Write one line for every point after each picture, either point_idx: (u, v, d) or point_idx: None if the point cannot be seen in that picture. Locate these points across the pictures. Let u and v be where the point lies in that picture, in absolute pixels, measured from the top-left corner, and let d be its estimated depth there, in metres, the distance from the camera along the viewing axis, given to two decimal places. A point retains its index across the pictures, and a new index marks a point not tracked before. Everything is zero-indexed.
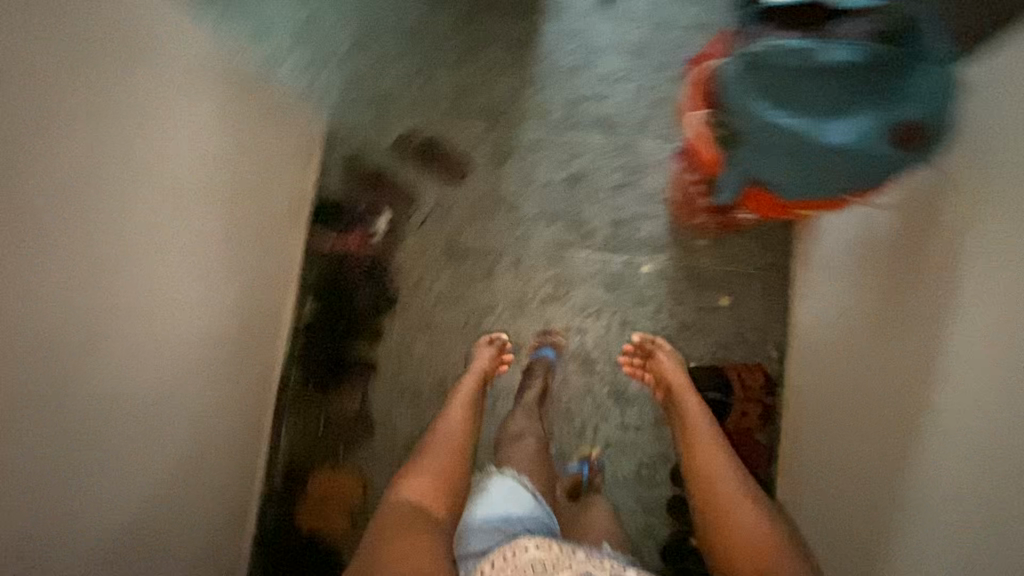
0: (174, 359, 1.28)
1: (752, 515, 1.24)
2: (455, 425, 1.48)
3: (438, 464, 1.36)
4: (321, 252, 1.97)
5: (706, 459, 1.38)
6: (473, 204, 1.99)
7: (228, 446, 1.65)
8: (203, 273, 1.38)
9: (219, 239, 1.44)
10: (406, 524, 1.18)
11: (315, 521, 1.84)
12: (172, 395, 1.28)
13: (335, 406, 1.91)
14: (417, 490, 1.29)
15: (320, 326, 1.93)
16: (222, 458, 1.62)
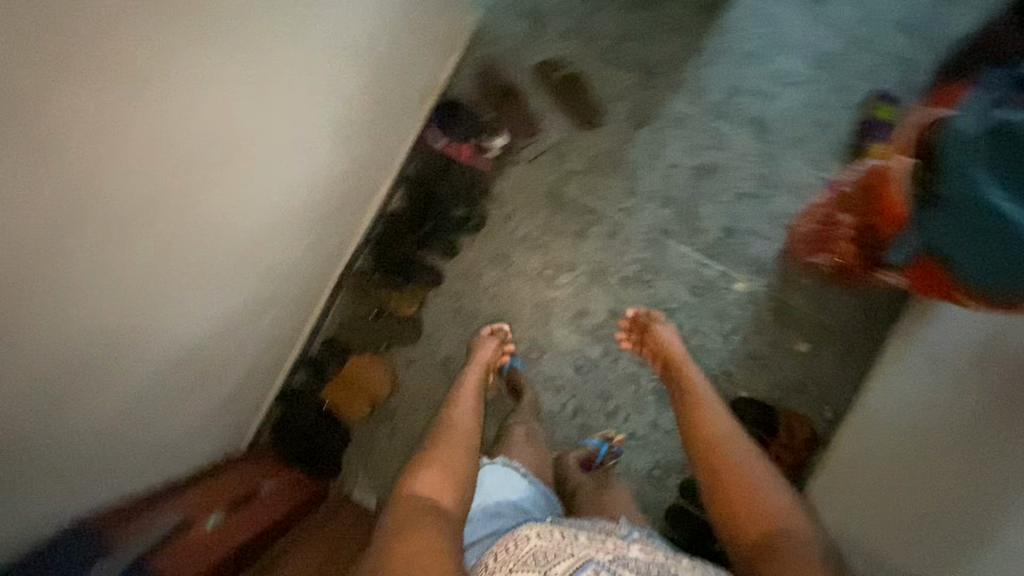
0: (238, 227, 1.27)
1: (759, 486, 1.19)
2: (459, 418, 1.39)
3: (451, 455, 1.25)
4: (430, 149, 1.91)
5: (710, 427, 1.32)
6: (592, 158, 1.89)
7: (285, 304, 1.67)
8: (290, 157, 1.34)
9: (318, 125, 1.39)
10: (422, 519, 1.08)
11: (340, 399, 1.90)
12: (223, 264, 1.29)
13: (391, 302, 1.92)
14: (431, 481, 1.18)
15: (403, 221, 1.89)
16: (276, 314, 1.64)
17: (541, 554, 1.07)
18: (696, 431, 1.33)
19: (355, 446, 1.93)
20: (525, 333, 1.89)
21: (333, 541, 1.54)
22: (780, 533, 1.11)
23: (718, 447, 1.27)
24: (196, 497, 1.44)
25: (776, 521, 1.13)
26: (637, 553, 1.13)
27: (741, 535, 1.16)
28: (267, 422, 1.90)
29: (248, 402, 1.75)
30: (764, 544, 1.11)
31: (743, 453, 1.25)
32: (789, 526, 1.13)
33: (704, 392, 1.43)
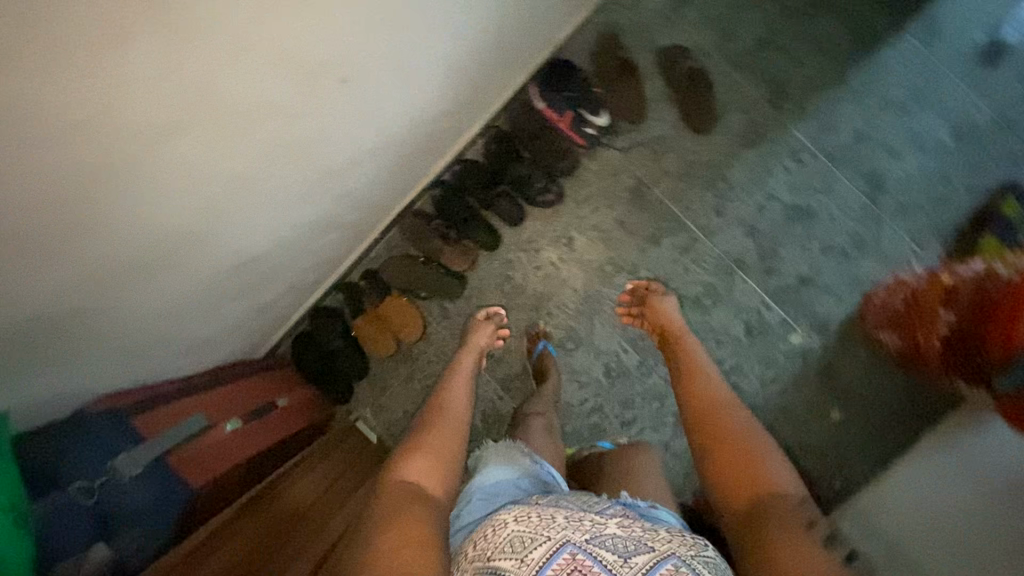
0: (333, 152, 1.21)
1: (753, 448, 0.97)
2: (451, 401, 1.21)
3: (443, 437, 1.07)
4: (528, 107, 1.78)
5: (697, 389, 1.13)
6: (689, 164, 1.76)
7: (345, 226, 1.60)
8: (401, 95, 1.26)
9: (438, 69, 1.31)
10: (406, 508, 0.91)
11: (366, 331, 1.87)
12: (307, 181, 1.23)
13: (442, 251, 1.85)
14: (420, 466, 1.00)
15: (479, 175, 1.79)
16: (335, 233, 1.59)
17: (515, 540, 0.83)
18: (685, 393, 1.14)
19: (368, 380, 1.92)
20: (566, 320, 1.83)
21: (342, 469, 1.56)
22: (777, 501, 0.89)
23: (710, 409, 1.06)
24: (215, 401, 1.43)
25: (773, 488, 0.91)
26: (621, 530, 0.87)
27: (734, 503, 0.93)
28: (293, 333, 1.92)
29: (279, 312, 1.73)
30: (760, 514, 0.88)
31: (733, 415, 1.04)
32: (792, 496, 0.90)
33: (695, 357, 1.25)
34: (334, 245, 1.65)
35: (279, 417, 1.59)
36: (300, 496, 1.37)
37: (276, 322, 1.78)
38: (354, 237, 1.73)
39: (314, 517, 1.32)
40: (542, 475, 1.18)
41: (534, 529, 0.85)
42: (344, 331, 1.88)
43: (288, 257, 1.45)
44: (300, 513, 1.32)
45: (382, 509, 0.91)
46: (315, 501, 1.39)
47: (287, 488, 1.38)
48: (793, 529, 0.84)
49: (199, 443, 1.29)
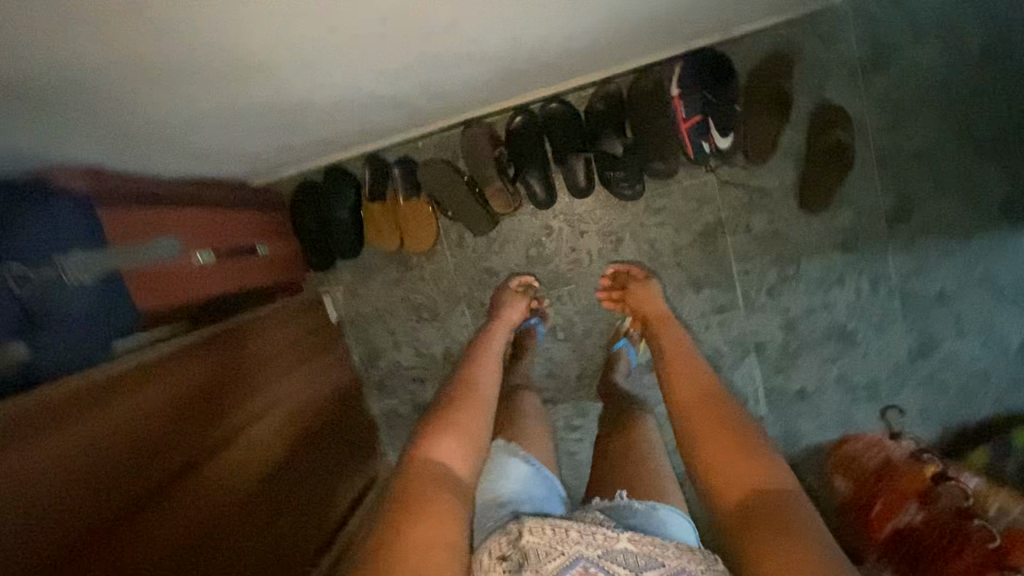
0: (440, 43, 1.01)
1: (740, 443, 0.94)
2: (483, 380, 1.13)
3: (473, 422, 1.02)
4: (660, 85, 1.51)
5: (685, 381, 1.11)
6: (774, 233, 1.61)
7: (410, 110, 1.39)
8: (543, 22, 1.06)
9: (599, 14, 1.10)
10: (433, 498, 0.84)
11: (373, 217, 1.71)
12: (399, 62, 1.04)
13: (489, 181, 1.62)
14: (448, 449, 0.94)
15: (569, 128, 1.56)
16: (395, 112, 1.38)
17: (528, 551, 0.80)
18: (675, 385, 1.12)
19: (353, 263, 1.81)
20: (570, 312, 1.73)
21: (279, 347, 1.50)
22: (769, 496, 0.85)
23: (701, 404, 1.03)
24: (189, 224, 1.29)
25: (762, 484, 0.87)
26: (634, 541, 0.82)
27: (726, 499, 0.89)
28: (304, 180, 1.75)
29: (298, 155, 1.55)
30: (749, 510, 0.84)
31: (715, 411, 1.01)
32: (784, 493, 0.86)
33: (684, 345, 1.23)
34: (386, 122, 1.45)
35: (248, 264, 1.48)
36: (234, 360, 1.31)
37: (290, 162, 1.61)
38: (410, 123, 1.52)
39: (235, 389, 1.29)
40: (535, 475, 1.08)
41: (548, 543, 0.80)
42: (349, 204, 1.69)
43: (331, 115, 1.25)
44: (226, 379, 1.27)
45: (410, 492, 0.85)
46: (244, 371, 1.33)
47: (229, 346, 1.31)
48: (793, 528, 0.79)
49: (161, 264, 1.18)
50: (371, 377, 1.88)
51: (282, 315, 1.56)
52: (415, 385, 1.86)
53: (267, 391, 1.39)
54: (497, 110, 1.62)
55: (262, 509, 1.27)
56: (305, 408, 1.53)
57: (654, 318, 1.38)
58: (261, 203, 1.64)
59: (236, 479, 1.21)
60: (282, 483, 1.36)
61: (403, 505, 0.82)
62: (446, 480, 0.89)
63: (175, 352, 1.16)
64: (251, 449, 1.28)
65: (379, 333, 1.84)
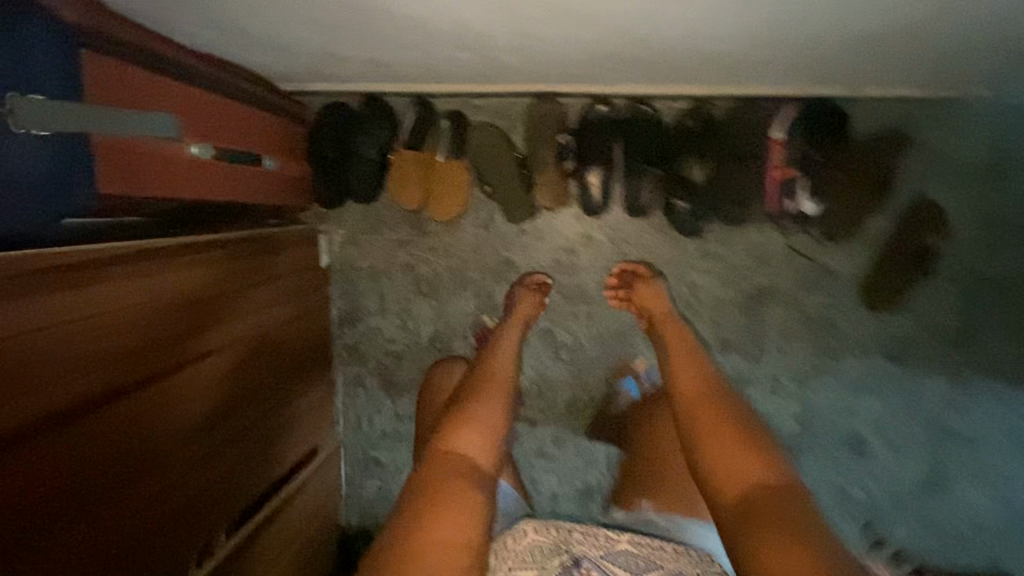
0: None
1: (738, 443, 0.96)
2: (500, 377, 1.16)
3: (490, 413, 1.09)
4: (765, 122, 1.32)
5: (688, 382, 1.08)
6: (823, 319, 1.47)
7: (487, 59, 1.18)
8: (692, 11, 0.87)
9: (755, 24, 0.91)
10: (461, 481, 0.98)
11: (401, 165, 1.48)
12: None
13: (545, 169, 1.44)
14: (467, 446, 1.03)
15: (649, 137, 1.37)
16: (470, 57, 1.17)
17: (538, 552, 1.04)
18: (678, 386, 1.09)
19: (363, 208, 1.59)
20: (581, 333, 1.56)
21: (271, 273, 1.35)
22: (774, 491, 0.90)
23: (708, 415, 1.01)
24: (195, 107, 1.08)
25: (762, 476, 0.92)
26: (635, 545, 1.09)
27: (729, 494, 0.92)
28: (338, 101, 1.53)
29: (340, 70, 1.32)
30: (754, 505, 0.88)
31: (715, 414, 1.01)
32: (787, 486, 0.91)
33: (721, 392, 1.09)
34: (455, 64, 1.23)
35: (254, 176, 1.28)
36: (221, 275, 1.16)
37: (328, 75, 1.38)
38: (479, 74, 1.30)
39: (215, 308, 1.14)
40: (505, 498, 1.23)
41: (555, 543, 1.06)
42: (380, 143, 1.47)
43: (397, 31, 1.01)
44: (205, 294, 1.11)
45: (432, 483, 0.97)
46: (228, 290, 1.18)
47: (220, 258, 1.16)
48: (782, 518, 0.85)
49: (148, 143, 0.98)
50: (345, 337, 1.67)
51: (282, 243, 1.39)
52: (390, 359, 1.67)
53: (247, 317, 1.24)
54: (575, 92, 1.41)
55: (213, 445, 1.13)
56: (278, 350, 1.38)
57: (661, 318, 1.27)
58: (287, 112, 1.43)
59: (191, 407, 1.07)
60: (240, 422, 1.22)
61: (442, 467, 0.99)
62: (464, 471, 1.00)
63: (157, 250, 1.00)
64: (216, 377, 1.14)
65: (368, 292, 1.64)
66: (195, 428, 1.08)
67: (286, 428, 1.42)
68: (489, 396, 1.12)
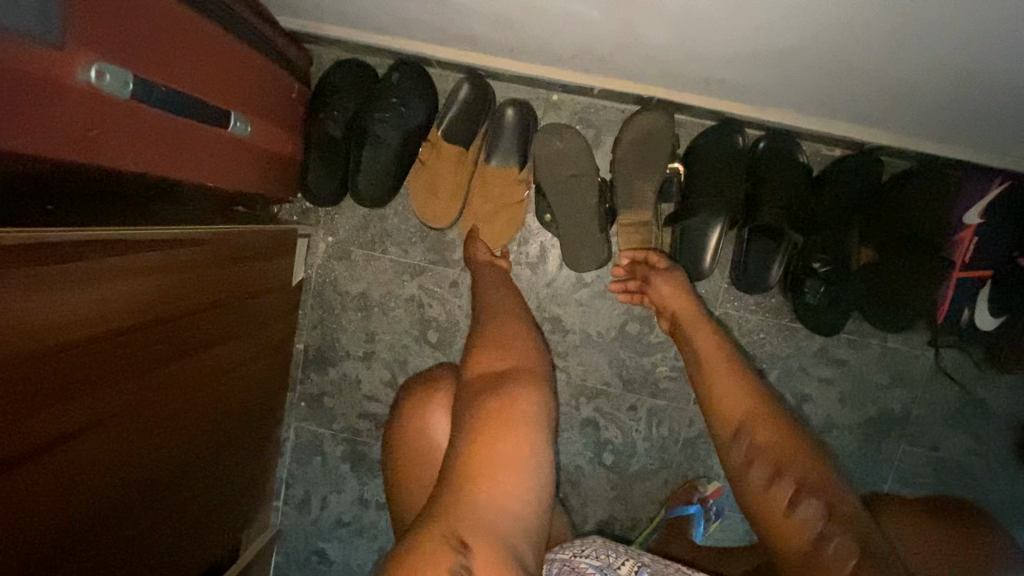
0: None
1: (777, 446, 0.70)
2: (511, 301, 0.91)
3: (514, 330, 0.84)
4: (950, 198, 0.96)
5: (729, 402, 0.76)
6: (962, 467, 1.09)
7: (587, 33, 0.77)
8: None
9: None
10: (503, 392, 0.73)
11: (436, 168, 1.06)
12: None
13: (633, 204, 1.01)
14: (496, 361, 0.78)
15: (791, 190, 0.98)
16: (564, 25, 0.76)
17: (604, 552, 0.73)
18: (717, 411, 0.76)
19: (366, 213, 1.14)
20: (637, 431, 1.15)
21: (243, 287, 0.95)
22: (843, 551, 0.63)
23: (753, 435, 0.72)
24: (134, 17, 0.63)
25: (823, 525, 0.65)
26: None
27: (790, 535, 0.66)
28: (359, 59, 1.08)
29: (364, 9, 0.87)
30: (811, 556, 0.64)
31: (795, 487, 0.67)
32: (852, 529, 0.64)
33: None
34: (553, 38, 0.81)
35: (222, 142, 0.83)
36: (163, 294, 0.77)
37: (352, 17, 0.93)
38: (577, 58, 0.87)
39: (131, 353, 0.72)
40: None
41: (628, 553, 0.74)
42: (409, 128, 1.04)
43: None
44: (133, 321, 0.72)
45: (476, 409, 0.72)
46: (175, 313, 0.79)
47: (164, 267, 0.76)
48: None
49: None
50: (308, 381, 1.21)
51: (244, 248, 0.94)
52: (365, 423, 1.20)
53: (192, 358, 0.84)
54: (696, 109, 1.00)
55: (107, 545, 0.76)
56: (215, 408, 0.93)
57: (687, 315, 0.89)
58: (287, 63, 0.98)
59: (75, 502, 0.69)
60: (156, 506, 0.84)
61: (477, 396, 0.74)
62: (504, 380, 0.75)
63: (41, 258, 0.60)
64: (129, 450, 0.75)
65: (351, 328, 1.18)
66: (76, 534, 0.70)
67: (224, 496, 1.03)
68: (511, 336, 0.82)
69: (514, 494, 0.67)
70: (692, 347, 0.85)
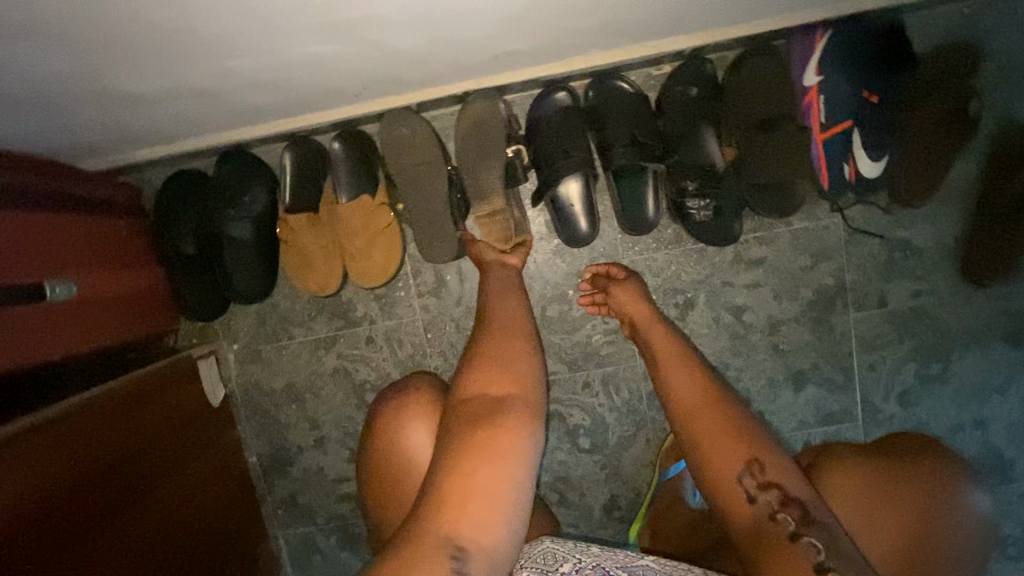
0: None
1: (713, 408, 0.72)
2: (512, 315, 0.84)
3: (513, 348, 0.79)
4: (782, 64, 0.95)
5: (680, 393, 0.76)
6: (916, 312, 1.07)
7: (347, 69, 0.76)
8: None
9: None
10: (486, 422, 0.70)
11: (294, 237, 1.01)
12: None
13: (491, 196, 0.98)
14: (489, 384, 0.74)
15: (635, 121, 0.96)
16: (322, 69, 0.75)
17: (548, 555, 0.70)
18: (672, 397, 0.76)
19: (258, 308, 1.11)
20: (600, 405, 1.12)
21: (161, 426, 0.94)
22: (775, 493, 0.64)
23: (698, 407, 0.73)
24: None
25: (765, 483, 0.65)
26: (657, 560, 0.71)
27: (738, 508, 0.65)
28: (186, 168, 1.06)
29: (146, 126, 0.86)
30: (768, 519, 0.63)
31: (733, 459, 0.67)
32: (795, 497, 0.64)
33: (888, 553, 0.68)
34: (328, 82, 0.80)
35: (56, 315, 0.84)
36: (48, 481, 0.73)
37: (146, 136, 0.91)
38: (368, 87, 0.86)
39: (52, 535, 0.72)
40: None
41: (572, 552, 0.71)
42: (256, 215, 1.02)
43: (166, 9, 0.55)
44: (44, 504, 0.72)
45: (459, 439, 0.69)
46: (93, 478, 0.79)
47: (32, 461, 0.72)
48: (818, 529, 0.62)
49: None
50: (275, 487, 1.18)
51: (143, 393, 0.92)
52: (345, 506, 1.17)
53: (131, 510, 0.84)
54: (515, 85, 0.98)
55: None
56: (187, 542, 0.93)
57: (642, 321, 0.90)
58: (103, 204, 0.98)
59: None
60: None
61: (466, 418, 0.71)
62: (492, 406, 0.72)
63: None
64: None
65: (293, 421, 1.15)
66: None
67: None
68: (503, 352, 0.78)
69: (489, 527, 0.64)
70: (647, 344, 0.86)
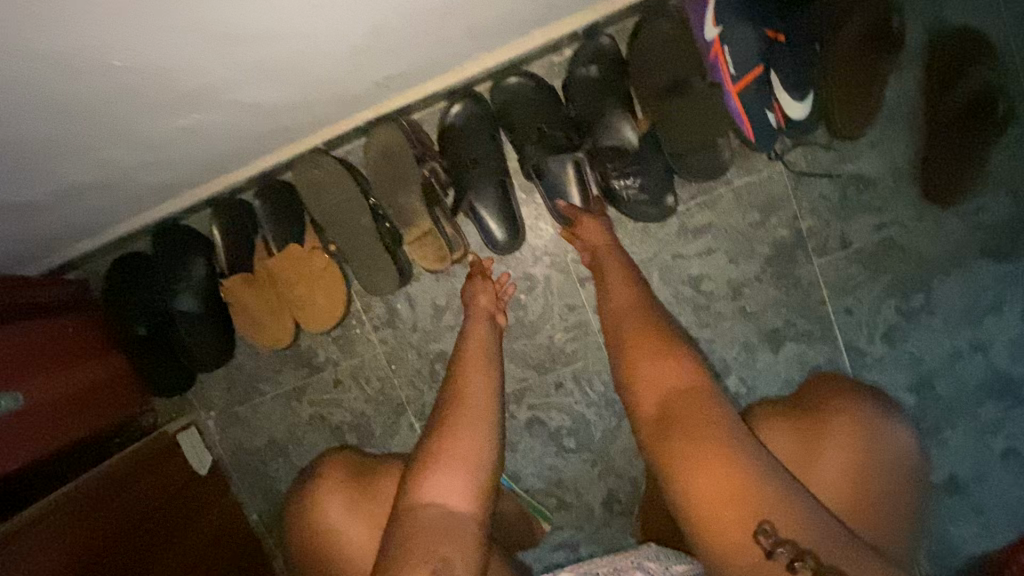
0: None
1: (698, 466, 0.64)
2: (477, 394, 0.78)
3: (474, 443, 0.74)
4: (678, 24, 0.91)
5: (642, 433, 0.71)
6: (884, 246, 1.01)
7: (240, 131, 0.78)
8: None
9: None
10: (440, 540, 0.67)
11: (237, 299, 1.03)
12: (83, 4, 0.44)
13: (415, 219, 0.97)
14: (445, 488, 0.70)
15: (540, 114, 0.94)
16: (218, 137, 0.77)
17: None
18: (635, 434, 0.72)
19: (226, 371, 1.14)
20: (578, 403, 1.10)
21: (162, 492, 0.99)
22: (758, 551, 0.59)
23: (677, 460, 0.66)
24: None
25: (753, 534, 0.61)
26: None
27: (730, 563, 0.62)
28: (126, 251, 1.09)
29: (69, 223, 0.89)
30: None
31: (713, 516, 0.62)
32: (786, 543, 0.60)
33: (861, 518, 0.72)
34: (222, 146, 0.81)
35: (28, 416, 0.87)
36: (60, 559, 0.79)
37: (73, 232, 0.94)
38: (267, 141, 0.86)
39: None
40: None
41: None
42: (197, 284, 1.04)
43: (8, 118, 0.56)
44: None
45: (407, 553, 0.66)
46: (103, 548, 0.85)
47: (44, 543, 0.78)
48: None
49: None
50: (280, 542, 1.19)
51: (139, 475, 0.97)
52: None
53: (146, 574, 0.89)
54: (416, 105, 0.97)
55: None
56: None
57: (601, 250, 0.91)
58: (51, 305, 1.00)
59: None
60: None
61: (419, 530, 0.67)
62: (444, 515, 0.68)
63: None
64: None
65: (282, 475, 1.16)
66: None
67: None
68: (462, 447, 0.73)
69: None
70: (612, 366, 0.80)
